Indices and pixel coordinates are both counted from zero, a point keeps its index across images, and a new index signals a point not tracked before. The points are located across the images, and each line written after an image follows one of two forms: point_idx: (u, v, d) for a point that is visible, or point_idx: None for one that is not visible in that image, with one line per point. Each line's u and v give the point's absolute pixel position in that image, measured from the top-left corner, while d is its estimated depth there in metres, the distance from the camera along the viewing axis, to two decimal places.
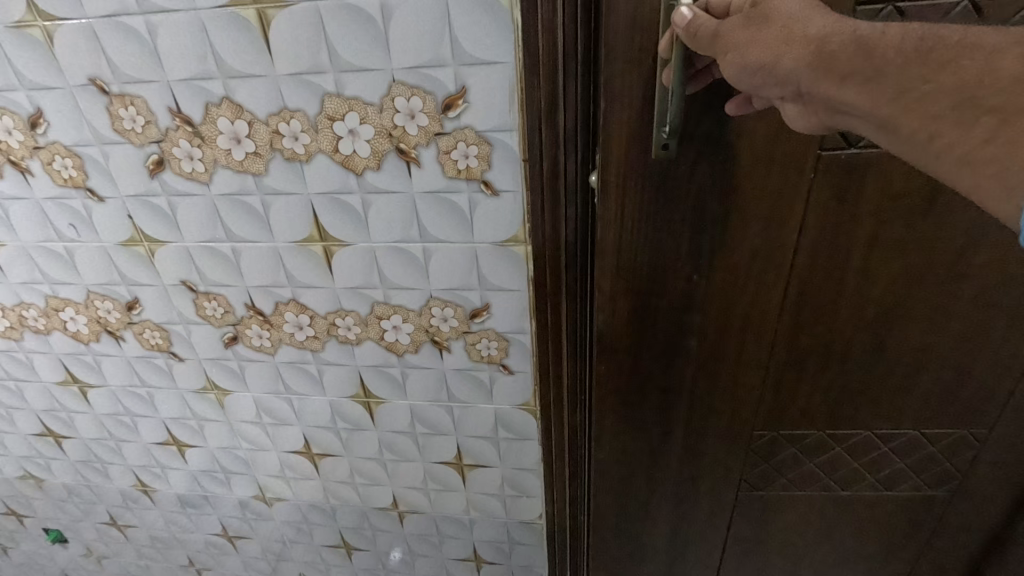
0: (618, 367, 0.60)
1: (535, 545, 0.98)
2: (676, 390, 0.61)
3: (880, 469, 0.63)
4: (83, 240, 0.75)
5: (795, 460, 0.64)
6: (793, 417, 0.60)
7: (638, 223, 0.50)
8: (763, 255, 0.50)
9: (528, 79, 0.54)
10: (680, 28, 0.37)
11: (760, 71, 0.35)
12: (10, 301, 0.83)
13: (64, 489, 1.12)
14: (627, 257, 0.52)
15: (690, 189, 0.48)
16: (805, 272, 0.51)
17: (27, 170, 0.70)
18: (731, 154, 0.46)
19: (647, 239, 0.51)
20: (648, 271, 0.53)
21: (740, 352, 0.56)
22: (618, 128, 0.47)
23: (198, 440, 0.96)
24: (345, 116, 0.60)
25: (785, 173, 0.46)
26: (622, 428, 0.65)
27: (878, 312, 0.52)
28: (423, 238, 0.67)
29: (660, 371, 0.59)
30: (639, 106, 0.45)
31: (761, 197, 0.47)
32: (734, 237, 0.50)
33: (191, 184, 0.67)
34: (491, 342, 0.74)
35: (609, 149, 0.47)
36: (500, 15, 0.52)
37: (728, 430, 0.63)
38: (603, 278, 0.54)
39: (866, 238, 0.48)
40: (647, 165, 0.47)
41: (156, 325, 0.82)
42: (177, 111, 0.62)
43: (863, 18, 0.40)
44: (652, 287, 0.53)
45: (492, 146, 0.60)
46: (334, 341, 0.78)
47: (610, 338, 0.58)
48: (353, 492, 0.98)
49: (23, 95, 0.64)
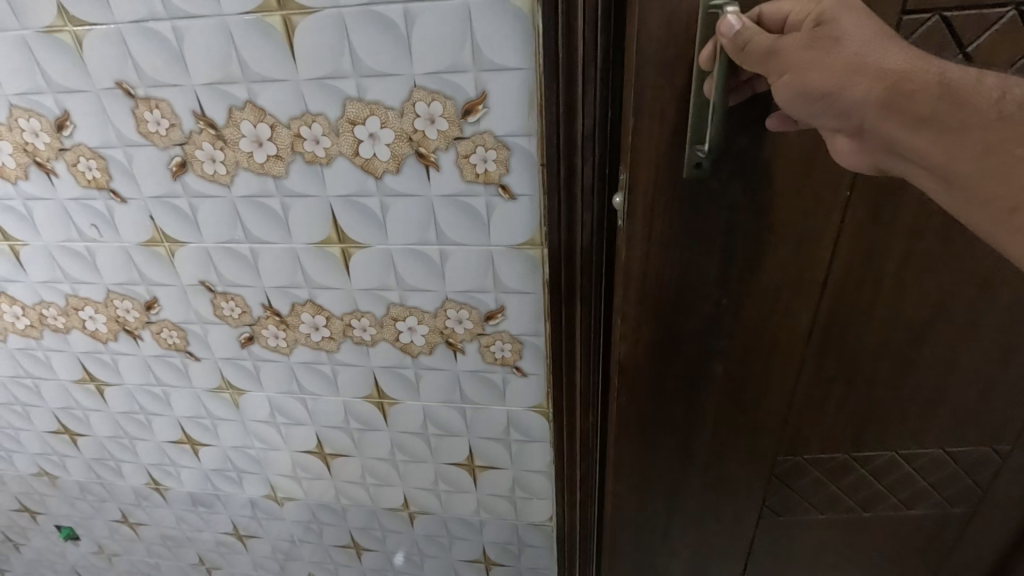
0: (643, 393, 0.59)
1: (544, 547, 0.98)
2: (700, 415, 0.60)
3: (903, 489, 0.64)
4: (104, 240, 0.76)
5: (818, 483, 0.64)
6: (818, 439, 0.60)
7: (666, 247, 0.50)
8: (794, 279, 0.50)
9: (547, 85, 0.55)
10: (726, 39, 0.37)
11: (821, 99, 0.35)
12: (30, 299, 0.85)
13: (77, 486, 1.14)
14: (655, 282, 0.51)
15: (721, 213, 0.48)
16: (835, 295, 0.51)
17: (52, 171, 0.71)
18: (763, 177, 0.45)
19: (675, 264, 0.50)
20: (676, 296, 0.52)
21: (767, 376, 0.56)
22: (646, 145, 0.46)
23: (211, 439, 0.97)
24: (366, 120, 0.61)
25: (818, 194, 0.46)
26: (644, 452, 0.64)
27: (907, 334, 0.52)
28: (440, 241, 0.68)
29: (686, 395, 0.59)
30: (673, 125, 0.45)
31: (794, 221, 0.47)
32: (765, 262, 0.49)
33: (213, 186, 0.68)
34: (505, 344, 0.75)
35: (640, 169, 0.47)
36: (521, 20, 0.53)
37: (751, 452, 0.62)
38: (630, 303, 0.53)
39: (899, 261, 0.48)
40: (676, 184, 0.47)
41: (174, 325, 0.83)
42: (201, 114, 0.64)
43: (909, 27, 0.39)
44: (681, 312, 0.53)
45: (510, 151, 0.61)
46: (350, 341, 0.79)
47: (635, 364, 0.57)
48: (363, 492, 0.98)
49: (51, 98, 0.65)
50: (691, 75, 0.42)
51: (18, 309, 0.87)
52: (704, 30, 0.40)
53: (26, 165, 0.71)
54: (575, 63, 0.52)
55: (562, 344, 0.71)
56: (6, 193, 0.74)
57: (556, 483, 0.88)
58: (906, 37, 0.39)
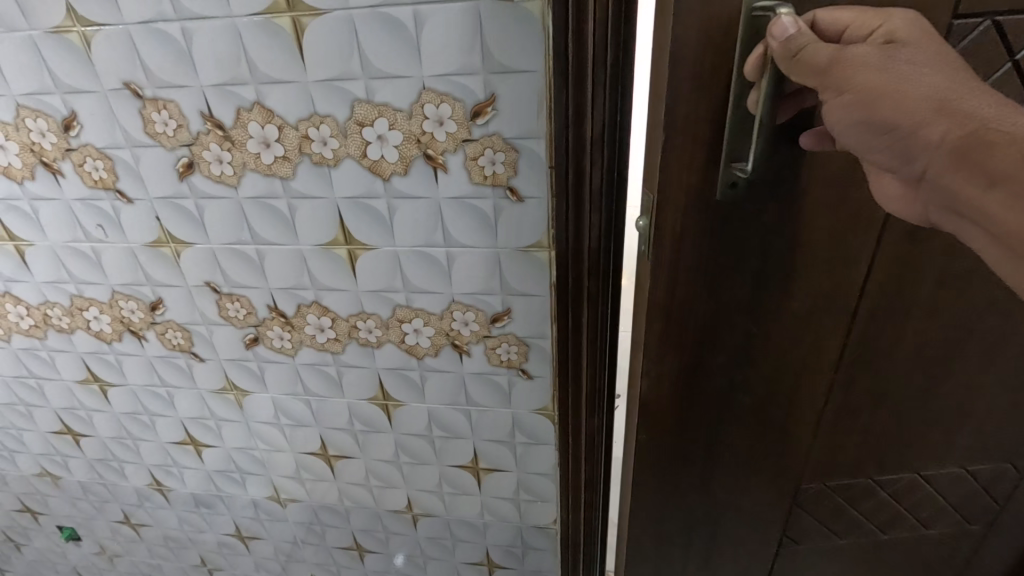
0: (666, 425, 0.57)
1: (548, 550, 0.98)
2: (724, 444, 0.58)
3: (923, 508, 0.63)
4: (110, 240, 0.76)
5: (839, 509, 0.64)
6: (841, 464, 0.60)
7: (695, 278, 0.47)
8: (826, 305, 0.48)
9: (557, 88, 0.55)
10: (777, 43, 0.35)
11: (886, 127, 0.35)
12: (35, 299, 0.85)
13: (79, 486, 1.13)
14: (682, 314, 0.49)
15: (753, 242, 0.45)
16: (865, 323, 0.49)
17: (58, 171, 0.71)
18: (797, 203, 0.43)
19: (703, 295, 0.48)
20: (705, 327, 0.50)
21: (791, 403, 0.55)
22: (677, 170, 0.43)
23: (215, 440, 0.97)
24: (374, 121, 0.61)
25: (854, 215, 0.43)
26: (666, 484, 0.62)
27: (934, 360, 0.51)
28: (447, 243, 0.67)
29: (710, 427, 0.57)
30: (708, 145, 0.42)
31: (828, 245, 0.45)
32: (796, 291, 0.48)
33: (220, 187, 0.68)
34: (511, 347, 0.75)
35: (669, 192, 0.44)
36: (532, 22, 0.53)
37: (773, 478, 0.61)
38: (656, 337, 0.51)
39: (932, 285, 0.47)
40: (706, 211, 0.44)
41: (179, 326, 0.83)
42: (208, 115, 0.64)
43: (958, 32, 0.37)
44: (709, 343, 0.51)
45: (519, 153, 0.60)
46: (355, 343, 0.79)
47: (659, 396, 0.55)
48: (367, 494, 0.98)
49: (58, 98, 0.65)
50: (731, 83, 0.39)
51: (22, 309, 0.87)
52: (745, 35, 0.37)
53: (33, 166, 0.71)
54: (585, 64, 0.53)
55: (569, 348, 0.71)
56: (12, 193, 0.74)
57: (561, 485, 0.87)
58: (953, 45, 0.38)
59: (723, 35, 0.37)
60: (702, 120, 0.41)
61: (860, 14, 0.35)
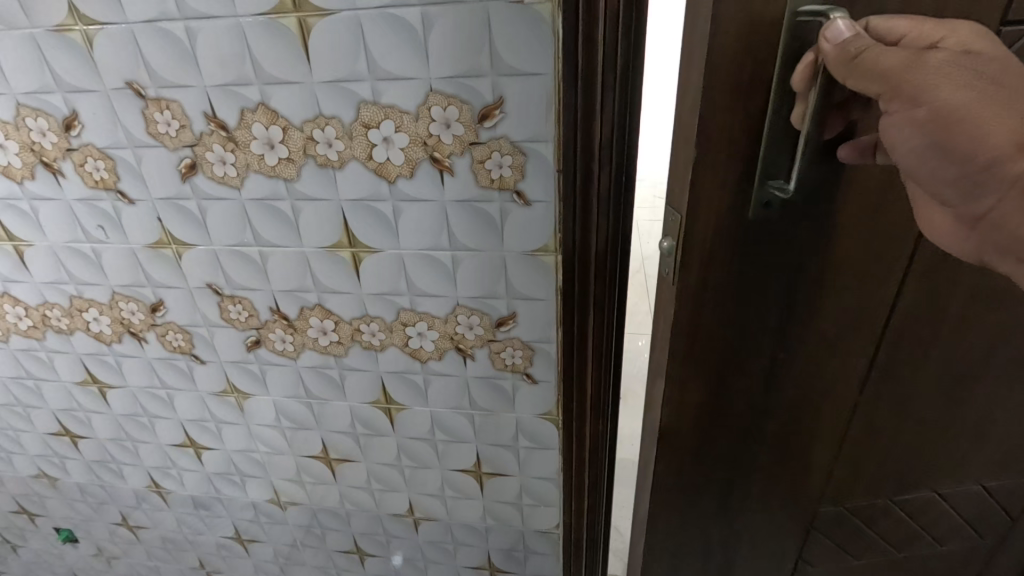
0: (687, 454, 0.54)
1: (551, 554, 0.97)
2: (744, 471, 0.56)
3: (938, 526, 0.62)
4: (111, 241, 0.75)
5: (856, 531, 0.62)
6: (862, 486, 0.58)
7: (722, 300, 0.45)
8: (853, 328, 0.46)
9: (568, 91, 0.54)
10: (831, 50, 0.33)
11: (960, 153, 0.33)
12: (34, 300, 0.84)
13: (77, 488, 1.12)
14: (706, 338, 0.47)
15: (784, 263, 0.43)
16: (892, 342, 0.47)
17: (59, 171, 0.70)
18: (830, 221, 0.41)
19: (729, 317, 0.46)
20: (729, 352, 0.48)
21: (814, 426, 0.53)
22: (710, 188, 0.40)
23: (215, 442, 0.96)
24: (380, 123, 0.60)
25: (886, 232, 0.42)
26: (685, 514, 0.59)
27: (959, 378, 0.49)
28: (452, 246, 0.67)
29: (731, 453, 0.54)
30: (742, 161, 0.39)
31: (859, 266, 0.43)
32: (824, 311, 0.45)
33: (223, 189, 0.68)
34: (516, 351, 0.74)
35: (700, 213, 0.41)
36: (542, 25, 0.53)
37: (792, 503, 0.59)
38: (680, 362, 0.48)
39: (960, 305, 0.45)
40: (737, 231, 0.42)
41: (180, 327, 0.82)
42: (212, 116, 0.63)
43: (1004, 40, 0.36)
44: (733, 367, 0.49)
45: (526, 157, 0.60)
46: (358, 346, 0.78)
47: (680, 426, 0.52)
48: (369, 498, 0.97)
49: (59, 97, 0.64)
50: (771, 95, 0.37)
51: (20, 310, 0.86)
52: (788, 40, 0.35)
53: (33, 165, 0.70)
54: (594, 68, 0.52)
55: (574, 353, 0.71)
56: (12, 193, 0.73)
57: (564, 490, 0.87)
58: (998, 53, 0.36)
59: (760, 40, 0.35)
60: (739, 135, 0.38)
61: (917, 23, 0.33)
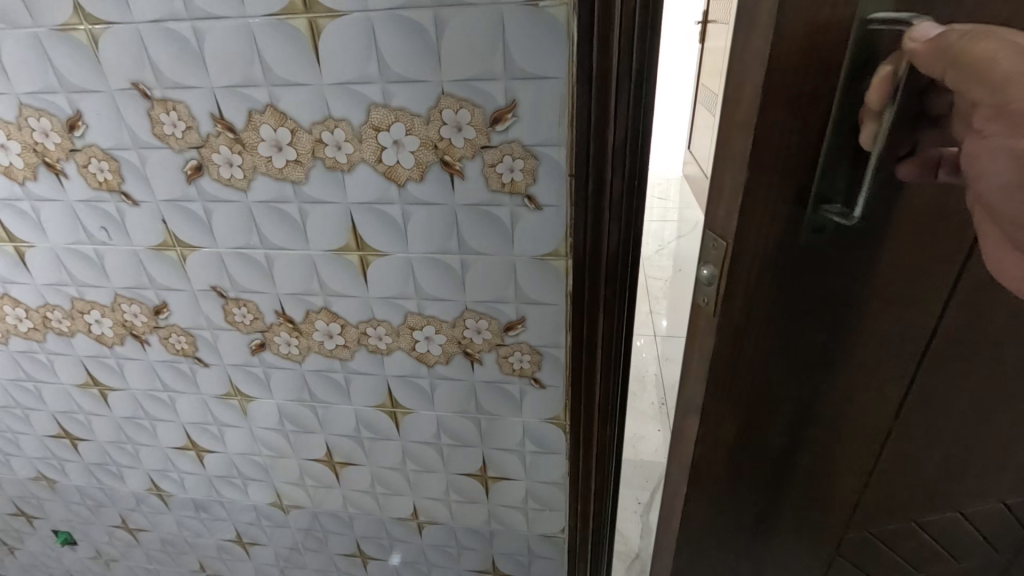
0: (718, 478, 0.53)
1: (556, 559, 0.97)
2: (774, 494, 0.54)
3: (969, 555, 0.59)
4: (114, 243, 0.74)
5: (884, 558, 0.60)
6: (892, 513, 0.56)
7: (763, 323, 0.44)
8: (891, 354, 0.45)
9: (582, 96, 0.54)
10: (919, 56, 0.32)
11: None
12: (34, 301, 0.83)
13: (77, 491, 1.11)
14: (743, 362, 0.46)
15: (827, 286, 0.42)
16: (932, 368, 0.45)
17: (62, 172, 0.69)
18: (877, 243, 0.40)
19: (768, 340, 0.45)
20: (763, 377, 0.47)
21: (846, 450, 0.51)
22: (761, 212, 0.39)
23: (217, 445, 0.95)
24: (390, 126, 0.59)
25: (933, 255, 0.40)
26: (713, 542, 0.57)
27: (1005, 407, 0.47)
28: (461, 250, 0.66)
29: (761, 475, 0.53)
30: (794, 185, 0.38)
31: (903, 289, 0.42)
32: (863, 334, 0.44)
33: (229, 191, 0.67)
34: (524, 355, 0.73)
35: (748, 242, 0.40)
36: (557, 28, 0.52)
37: (819, 527, 0.57)
38: (715, 386, 0.47)
39: (1004, 332, 0.43)
40: (783, 254, 0.41)
41: (183, 330, 0.81)
42: (219, 117, 0.62)
43: None
44: (766, 392, 0.48)
45: (539, 161, 0.59)
46: (364, 350, 0.77)
47: (711, 453, 0.51)
48: (372, 502, 0.97)
49: (63, 98, 0.63)
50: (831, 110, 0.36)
51: (20, 312, 0.85)
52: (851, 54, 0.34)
53: (35, 166, 0.69)
54: (609, 72, 0.52)
55: (582, 357, 0.71)
56: (13, 193, 0.72)
57: (570, 494, 0.86)
58: None
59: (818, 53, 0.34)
60: (792, 156, 0.37)
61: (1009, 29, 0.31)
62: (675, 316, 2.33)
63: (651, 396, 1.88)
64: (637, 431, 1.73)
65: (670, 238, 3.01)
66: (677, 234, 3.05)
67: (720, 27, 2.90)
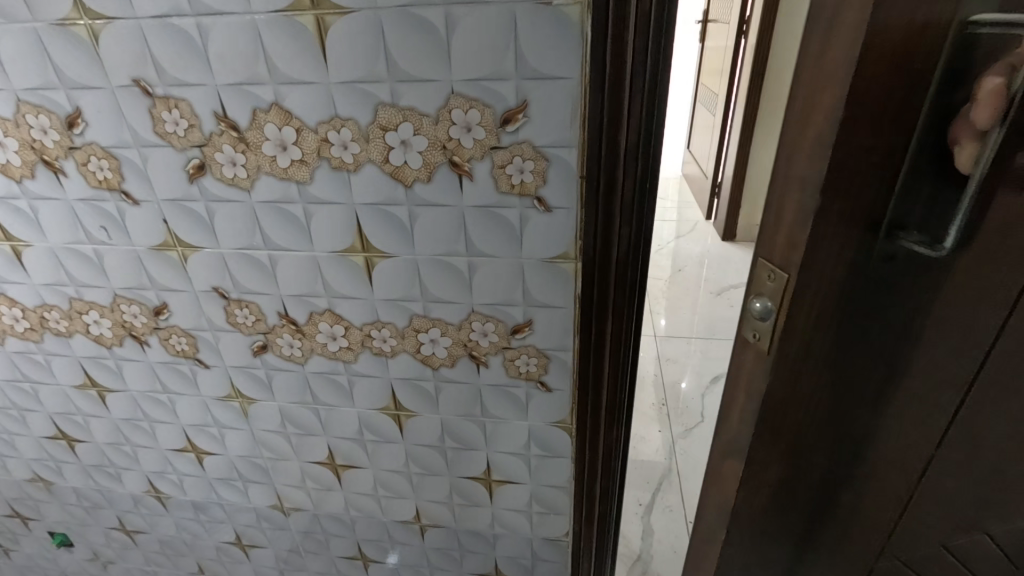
0: (757, 505, 0.51)
1: (560, 563, 0.96)
2: (808, 513, 0.54)
3: None
4: (114, 243, 0.73)
5: None
6: (931, 547, 0.54)
7: (818, 350, 0.42)
8: (941, 382, 0.44)
9: (595, 96, 0.53)
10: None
11: None
12: (32, 301, 0.81)
13: (73, 493, 1.10)
14: (795, 388, 0.44)
15: (882, 309, 0.42)
16: (989, 402, 0.43)
17: (60, 171, 0.68)
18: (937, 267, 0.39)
19: (822, 365, 0.43)
20: (810, 407, 0.46)
21: (886, 475, 0.50)
22: (827, 238, 0.38)
23: (217, 448, 0.94)
24: (398, 126, 0.58)
25: (994, 282, 0.39)
26: (746, 566, 0.56)
27: None
28: (469, 252, 0.65)
29: (800, 497, 0.52)
30: (863, 211, 0.37)
31: (959, 315, 0.41)
32: (915, 358, 0.43)
33: (232, 190, 0.66)
34: (531, 359, 0.72)
35: (812, 275, 0.39)
36: (571, 28, 0.51)
37: (851, 554, 0.56)
38: (762, 413, 0.45)
39: None
40: (843, 280, 0.40)
41: (184, 331, 0.80)
42: (223, 115, 0.61)
43: None
44: (815, 421, 0.47)
45: (549, 162, 0.58)
46: (368, 352, 0.76)
47: (754, 486, 0.50)
48: (374, 505, 0.96)
49: (63, 94, 0.62)
50: (916, 127, 0.35)
51: (17, 312, 0.83)
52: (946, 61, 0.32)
53: (33, 164, 0.68)
54: (622, 72, 0.52)
55: (590, 360, 0.70)
56: (11, 192, 0.71)
57: (576, 498, 0.85)
58: None
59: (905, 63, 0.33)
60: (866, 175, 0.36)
61: None
62: (675, 316, 2.32)
63: (651, 396, 1.87)
64: (638, 431, 1.73)
65: (669, 238, 3.01)
66: (676, 233, 3.05)
67: (720, 27, 2.90)
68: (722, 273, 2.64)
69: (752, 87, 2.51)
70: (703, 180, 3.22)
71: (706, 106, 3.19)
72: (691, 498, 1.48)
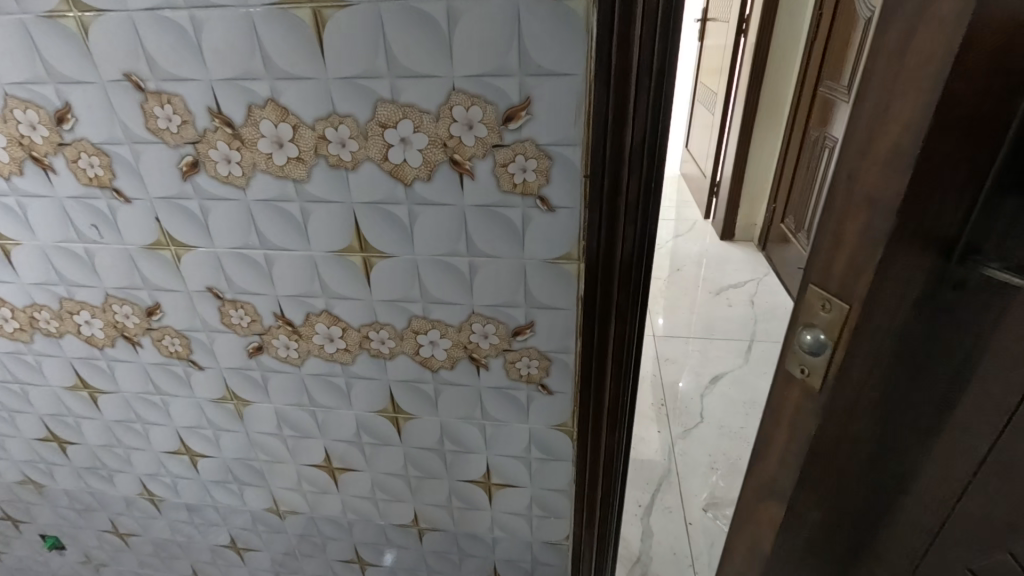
0: (799, 535, 0.50)
1: (560, 567, 0.95)
2: (853, 546, 0.52)
3: None
4: (105, 242, 0.71)
5: None
6: None
7: (870, 379, 0.41)
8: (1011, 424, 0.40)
9: (600, 94, 0.52)
10: None
11: None
12: (21, 301, 0.79)
13: (65, 495, 1.08)
14: (845, 418, 0.42)
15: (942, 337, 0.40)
16: None
17: (49, 167, 0.66)
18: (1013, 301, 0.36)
19: (873, 394, 0.42)
20: (858, 434, 0.44)
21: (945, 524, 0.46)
22: (892, 265, 0.36)
23: (212, 450, 0.92)
24: (398, 123, 0.57)
25: None
26: None
27: None
28: (469, 253, 0.64)
29: (842, 527, 0.50)
30: (932, 236, 0.35)
31: None
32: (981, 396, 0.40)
33: (227, 188, 0.64)
34: (532, 361, 0.71)
35: (871, 304, 0.37)
36: (576, 23, 0.50)
37: None
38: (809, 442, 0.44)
39: None
40: (902, 308, 0.38)
41: (177, 332, 0.78)
42: (217, 111, 0.59)
43: None
44: (863, 449, 0.45)
45: (552, 161, 0.57)
46: (366, 354, 0.75)
47: (799, 516, 0.48)
48: (372, 508, 0.94)
49: (51, 88, 0.60)
50: (998, 146, 0.33)
51: (6, 312, 0.81)
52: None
53: (21, 160, 0.66)
54: (629, 69, 0.50)
55: (593, 362, 0.69)
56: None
57: (577, 502, 0.84)
58: None
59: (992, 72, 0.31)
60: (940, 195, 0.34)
61: None
62: (674, 316, 2.32)
63: (650, 397, 1.87)
64: (637, 432, 1.72)
65: (668, 237, 3.00)
66: (675, 233, 3.04)
67: (719, 26, 2.89)
68: (720, 272, 2.63)
69: (751, 86, 2.50)
70: (702, 179, 3.21)
71: (705, 104, 3.19)
72: (690, 499, 1.48)
